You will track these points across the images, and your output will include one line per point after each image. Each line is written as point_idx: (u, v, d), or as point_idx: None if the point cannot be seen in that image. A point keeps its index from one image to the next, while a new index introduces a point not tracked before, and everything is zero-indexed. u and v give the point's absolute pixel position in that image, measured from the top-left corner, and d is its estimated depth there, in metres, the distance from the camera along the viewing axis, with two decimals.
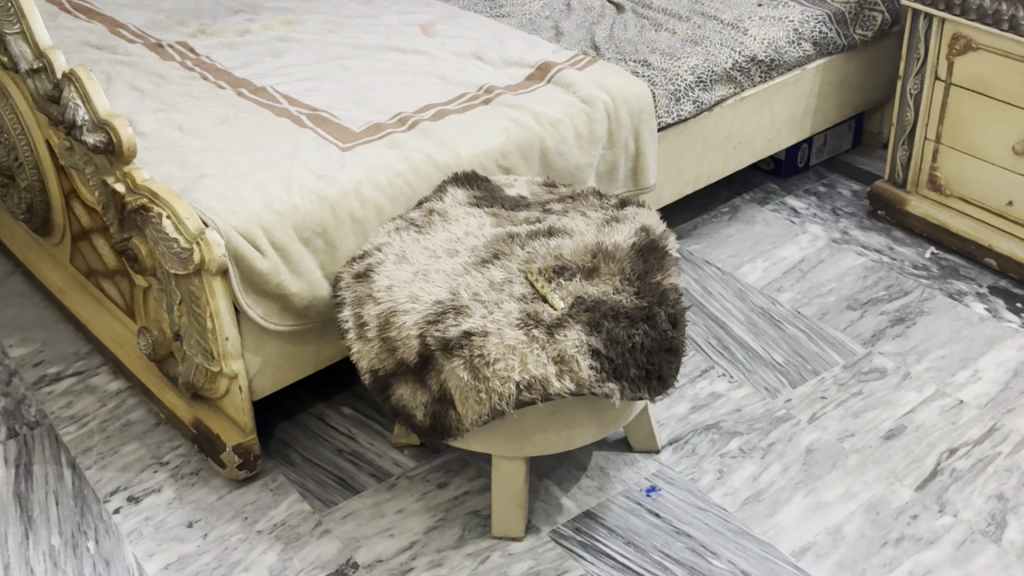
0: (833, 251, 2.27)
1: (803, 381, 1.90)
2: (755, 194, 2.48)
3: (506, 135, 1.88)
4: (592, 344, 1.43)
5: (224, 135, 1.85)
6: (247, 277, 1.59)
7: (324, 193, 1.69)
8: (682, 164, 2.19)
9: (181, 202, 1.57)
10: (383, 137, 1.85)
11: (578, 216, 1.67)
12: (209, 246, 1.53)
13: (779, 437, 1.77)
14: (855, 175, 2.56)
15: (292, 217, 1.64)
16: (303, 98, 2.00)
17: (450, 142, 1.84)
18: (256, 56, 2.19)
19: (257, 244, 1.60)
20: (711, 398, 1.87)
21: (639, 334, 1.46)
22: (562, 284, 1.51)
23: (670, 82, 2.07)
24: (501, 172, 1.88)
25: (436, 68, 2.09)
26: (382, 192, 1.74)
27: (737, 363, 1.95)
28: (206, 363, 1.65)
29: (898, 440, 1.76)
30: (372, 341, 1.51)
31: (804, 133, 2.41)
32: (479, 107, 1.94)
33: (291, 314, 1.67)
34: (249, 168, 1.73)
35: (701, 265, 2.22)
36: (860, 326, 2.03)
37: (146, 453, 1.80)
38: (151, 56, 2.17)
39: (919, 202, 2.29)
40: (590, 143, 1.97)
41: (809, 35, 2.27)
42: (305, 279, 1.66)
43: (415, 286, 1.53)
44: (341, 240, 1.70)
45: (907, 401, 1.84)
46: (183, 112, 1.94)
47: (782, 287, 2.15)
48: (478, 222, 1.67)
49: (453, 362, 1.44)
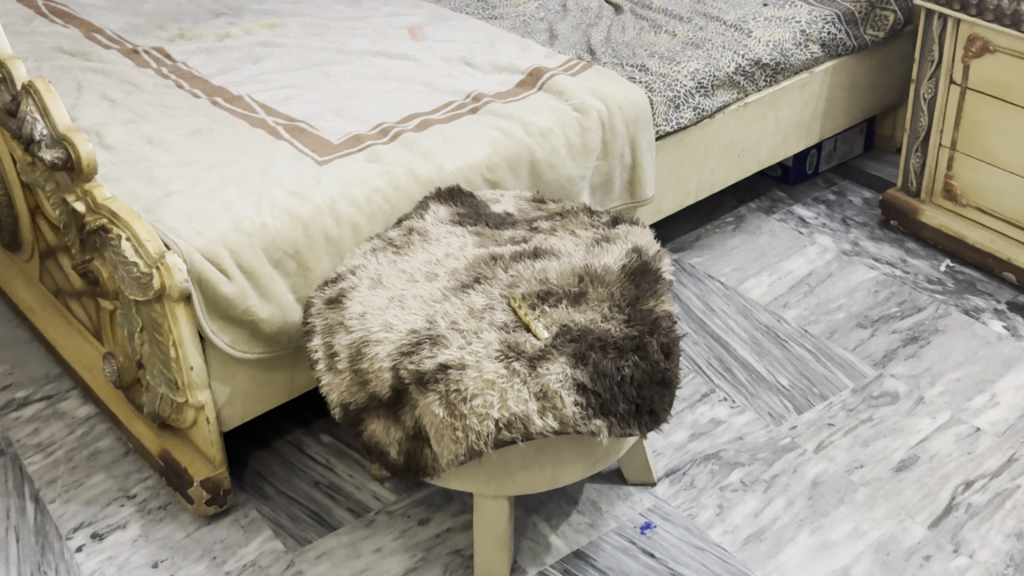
0: (843, 264, 2.15)
1: (810, 407, 1.79)
2: (761, 202, 2.37)
3: (493, 146, 1.77)
4: (577, 378, 1.33)
5: (195, 150, 1.76)
6: (212, 302, 1.50)
7: (296, 212, 1.59)
8: (683, 174, 2.07)
9: (141, 223, 1.48)
10: (363, 149, 1.75)
11: (566, 235, 1.56)
12: (170, 271, 1.44)
13: (783, 469, 1.66)
14: (866, 181, 2.44)
15: (262, 238, 1.55)
16: (281, 107, 1.90)
17: (433, 155, 1.73)
18: (234, 61, 2.09)
19: (223, 268, 1.50)
20: (711, 425, 1.76)
21: (629, 366, 1.36)
22: (547, 311, 1.41)
23: (669, 89, 1.96)
24: (488, 186, 1.77)
25: (423, 75, 1.99)
26: (358, 210, 1.64)
27: (740, 387, 1.84)
28: (171, 394, 1.55)
29: (910, 472, 1.65)
30: (343, 373, 1.41)
31: (812, 139, 2.29)
32: (465, 116, 1.84)
33: (260, 341, 1.57)
34: (218, 185, 1.63)
35: (703, 280, 2.12)
36: (871, 346, 1.92)
37: (113, 486, 1.71)
38: (125, 63, 2.07)
39: (935, 213, 2.17)
40: (582, 155, 1.86)
41: (816, 37, 2.15)
42: (274, 304, 1.56)
43: (389, 313, 1.43)
44: (314, 261, 1.60)
45: (920, 429, 1.73)
46: (155, 123, 1.85)
47: (788, 303, 2.04)
48: (460, 242, 1.57)
49: (427, 398, 1.33)
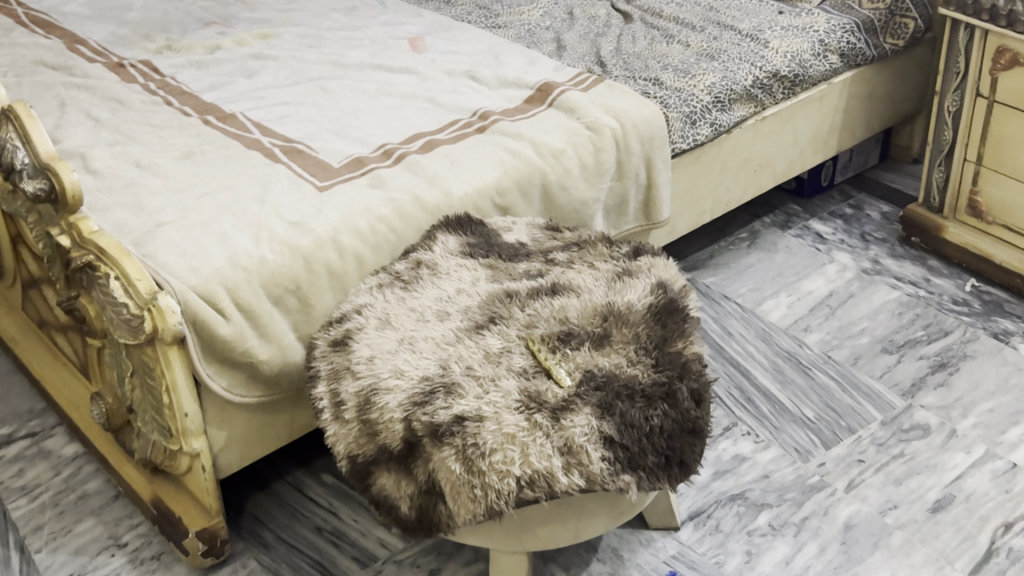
0: (864, 284, 2.06)
1: (838, 442, 1.70)
2: (775, 216, 2.28)
3: (504, 169, 1.67)
4: (604, 431, 1.24)
5: (187, 175, 1.66)
6: (208, 344, 1.40)
7: (297, 244, 1.49)
8: (699, 192, 1.98)
9: (132, 261, 1.38)
10: (365, 173, 1.65)
11: (584, 268, 1.47)
12: (163, 313, 1.34)
13: (813, 511, 1.58)
14: (884, 194, 2.35)
15: (260, 273, 1.45)
16: (277, 126, 1.80)
17: (440, 179, 1.63)
18: (226, 76, 1.98)
19: (219, 307, 1.40)
20: (735, 462, 1.67)
21: (658, 416, 1.27)
22: (569, 355, 1.32)
23: (685, 104, 1.87)
24: (498, 212, 1.67)
25: (425, 90, 1.89)
26: (362, 240, 1.54)
27: (763, 420, 1.75)
28: (164, 441, 1.46)
29: (946, 513, 1.56)
30: (350, 424, 1.32)
31: (830, 152, 2.20)
32: (472, 136, 1.74)
33: (259, 384, 1.47)
34: (212, 216, 1.53)
35: (719, 301, 2.03)
36: (897, 374, 1.83)
37: (103, 533, 1.61)
38: (110, 78, 1.97)
39: (959, 230, 2.09)
40: (596, 176, 1.75)
41: (835, 46, 2.06)
42: (274, 344, 1.46)
43: (399, 358, 1.33)
44: (316, 297, 1.50)
45: (954, 465, 1.65)
46: (143, 144, 1.74)
47: (809, 327, 1.95)
48: (471, 276, 1.47)
49: (443, 452, 1.24)
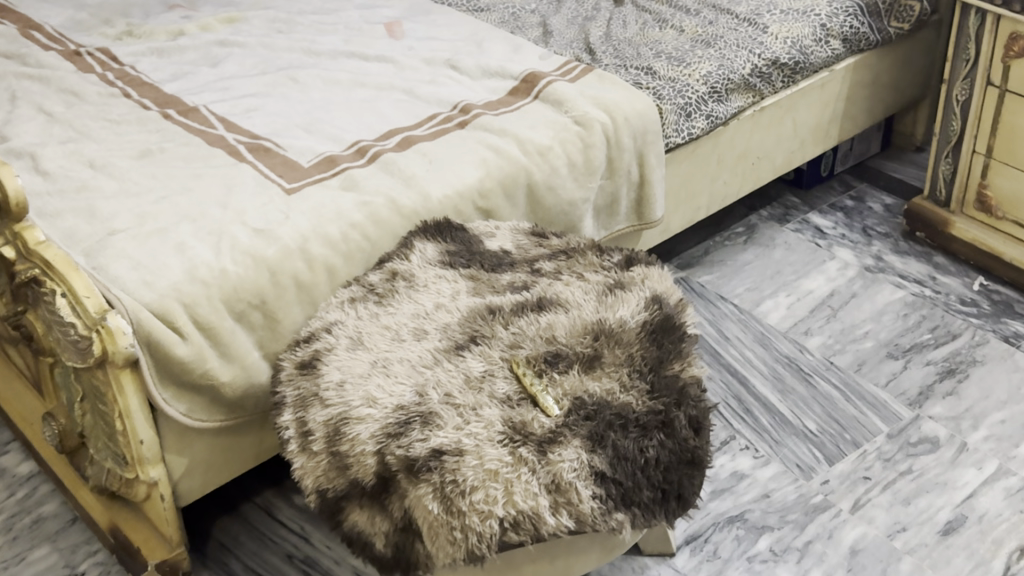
0: (867, 282, 1.96)
1: (842, 457, 1.60)
2: (773, 209, 2.18)
3: (485, 169, 1.56)
4: (595, 466, 1.14)
5: (144, 177, 1.54)
6: (164, 367, 1.29)
7: (262, 255, 1.37)
8: (694, 188, 1.87)
9: (80, 276, 1.26)
10: (337, 174, 1.53)
11: (573, 280, 1.36)
12: (113, 335, 1.23)
13: (817, 534, 1.48)
14: (886, 184, 2.24)
15: (221, 288, 1.33)
16: (243, 120, 1.68)
17: (418, 180, 1.52)
18: (190, 64, 1.86)
19: (176, 326, 1.29)
20: (733, 480, 1.57)
21: (653, 447, 1.17)
22: (556, 380, 1.21)
23: (679, 95, 1.75)
24: (480, 216, 1.56)
25: (402, 81, 1.77)
26: (333, 249, 1.43)
27: (763, 433, 1.65)
28: (119, 469, 1.35)
29: (957, 537, 1.47)
30: (318, 456, 1.21)
31: (830, 142, 2.09)
32: (452, 132, 1.62)
33: (221, 408, 1.37)
34: (170, 224, 1.42)
35: (715, 302, 1.92)
36: (904, 382, 1.73)
37: (59, 561, 1.51)
38: (65, 68, 1.84)
39: (967, 225, 1.98)
40: (585, 175, 1.64)
41: (838, 31, 1.94)
42: (237, 364, 1.35)
43: (372, 383, 1.22)
44: (283, 312, 1.39)
45: (965, 483, 1.55)
46: (98, 142, 1.62)
47: (810, 330, 1.85)
48: (451, 288, 1.36)
49: (419, 489, 1.13)
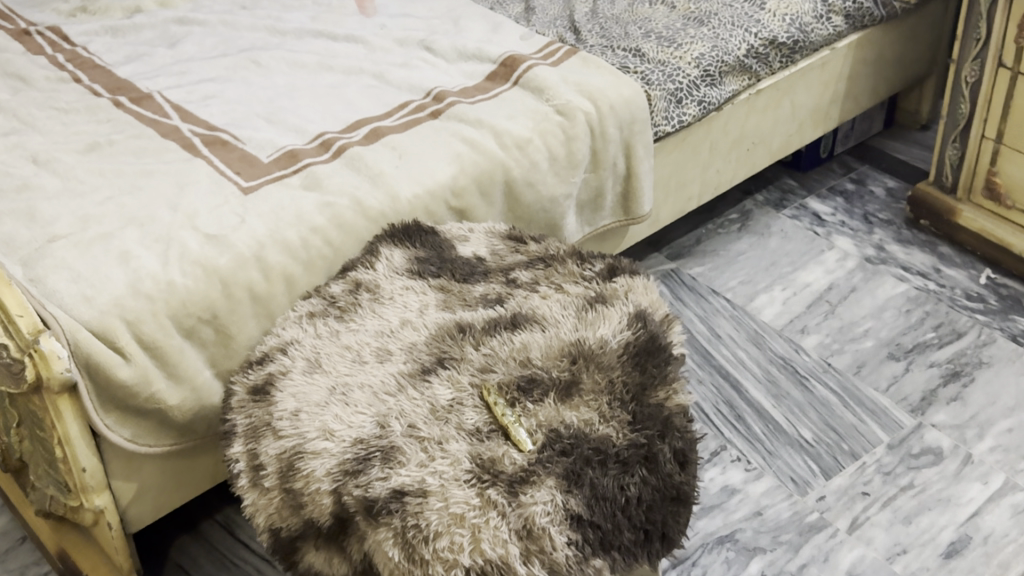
0: (867, 275, 1.86)
1: (839, 470, 1.51)
2: (769, 194, 2.07)
3: (459, 164, 1.44)
4: (571, 509, 1.04)
5: (91, 174, 1.42)
6: (105, 390, 1.19)
7: (213, 264, 1.27)
8: (684, 177, 1.75)
9: (11, 292, 1.13)
10: (298, 171, 1.42)
11: (551, 292, 1.25)
12: (47, 359, 1.12)
13: (812, 557, 1.39)
14: (888, 166, 2.13)
15: (168, 303, 1.23)
16: (200, 109, 1.56)
17: (386, 177, 1.41)
18: (146, 45, 1.75)
19: (117, 346, 1.19)
20: (723, 496, 1.48)
21: (635, 485, 1.07)
22: (530, 410, 1.11)
23: (669, 80, 1.63)
24: (453, 216, 1.45)
25: (372, 64, 1.65)
26: (292, 257, 1.32)
27: (756, 442, 1.56)
28: (62, 497, 1.25)
29: (961, 560, 1.37)
30: (271, 493, 1.11)
31: (830, 124, 1.97)
32: (424, 123, 1.51)
33: (171, 430, 1.27)
34: (116, 228, 1.31)
35: (706, 297, 1.82)
36: (906, 386, 1.64)
37: None
38: (13, 49, 1.72)
39: (973, 214, 1.87)
40: (567, 168, 1.53)
41: (840, 6, 1.81)
42: (186, 385, 1.25)
43: (329, 413, 1.12)
44: (237, 326, 1.29)
45: (970, 500, 1.46)
46: (43, 133, 1.51)
47: (807, 327, 1.75)
48: (419, 301, 1.26)
49: (379, 534, 1.03)
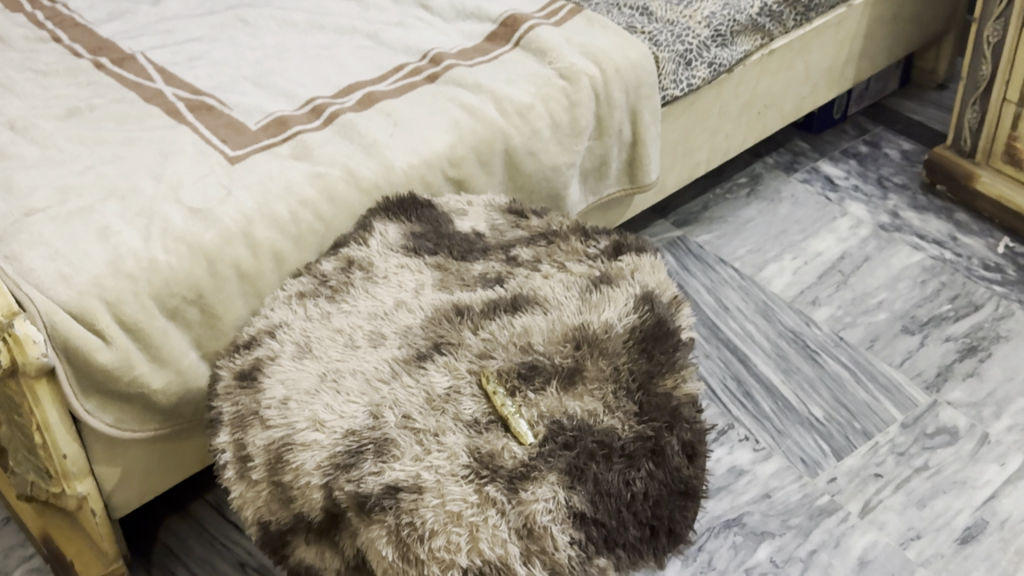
0: (881, 243, 1.79)
1: (851, 450, 1.46)
2: (779, 157, 2.00)
3: (457, 132, 1.37)
4: (574, 506, 0.98)
5: (70, 141, 1.34)
6: (84, 374, 1.13)
7: (198, 241, 1.20)
8: (693, 142, 1.68)
9: None
10: (288, 139, 1.35)
11: (554, 271, 1.19)
12: (21, 343, 1.05)
13: (823, 542, 1.34)
14: (903, 128, 2.06)
15: (151, 282, 1.16)
16: (185, 72, 1.49)
17: (379, 146, 1.34)
18: (129, 2, 1.68)
19: (97, 329, 1.12)
20: (731, 477, 1.43)
21: (641, 480, 1.01)
22: (531, 400, 1.05)
23: (678, 41, 1.55)
24: (451, 187, 1.38)
25: (366, 23, 1.58)
26: (281, 232, 1.26)
27: (765, 421, 1.51)
28: (43, 483, 1.20)
29: (977, 546, 1.33)
30: (259, 485, 1.06)
31: (844, 85, 1.90)
32: (420, 87, 1.44)
33: (156, 414, 1.22)
34: (96, 199, 1.23)
35: (714, 266, 1.76)
36: (920, 361, 1.58)
37: None
38: None
39: (992, 179, 1.81)
40: (570, 136, 1.46)
41: None
42: (171, 368, 1.20)
43: (319, 402, 1.06)
44: (224, 306, 1.23)
45: (987, 482, 1.41)
46: (20, 96, 1.43)
47: (818, 299, 1.69)
48: (414, 280, 1.20)
49: (372, 531, 0.97)
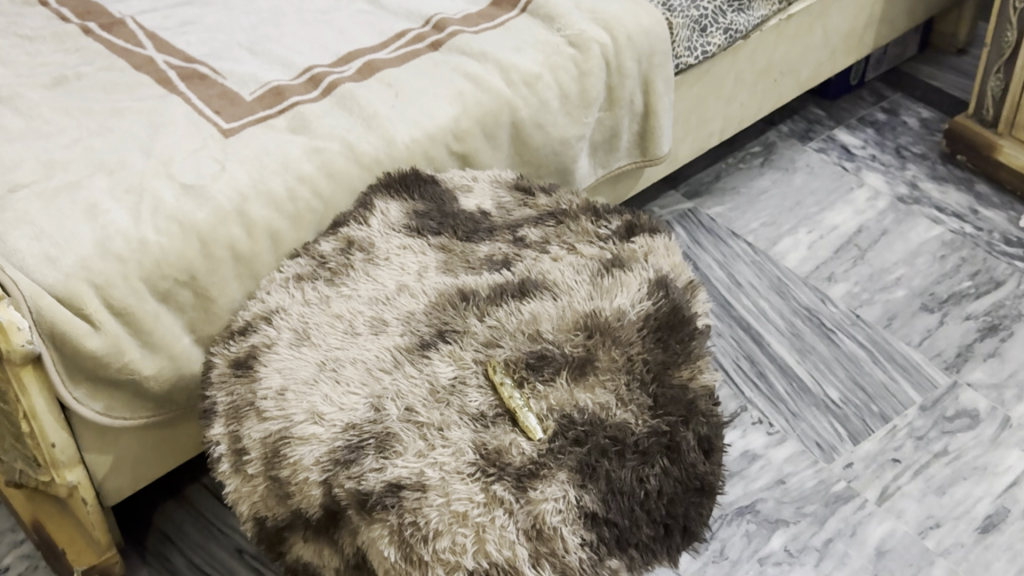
0: (899, 216, 1.73)
1: (868, 435, 1.41)
2: (794, 125, 1.94)
3: (462, 104, 1.31)
4: (585, 506, 0.93)
5: (56, 111, 1.27)
6: (73, 361, 1.08)
7: (190, 220, 1.14)
8: (706, 112, 1.62)
9: None
10: (285, 111, 1.29)
11: (564, 254, 1.14)
12: (5, 331, 1.00)
13: (839, 531, 1.30)
14: (922, 95, 1.99)
15: (142, 263, 1.11)
16: (177, 38, 1.42)
17: (381, 119, 1.27)
18: None
19: (86, 314, 1.07)
20: (744, 463, 1.39)
21: (655, 477, 0.97)
22: (539, 391, 1.00)
23: (693, 6, 1.49)
24: (455, 161, 1.32)
25: None
26: (278, 210, 1.20)
27: (779, 403, 1.46)
28: (31, 472, 1.16)
29: (998, 535, 1.28)
30: (256, 480, 1.02)
31: (863, 50, 1.83)
32: (422, 56, 1.37)
33: (148, 401, 1.17)
34: (83, 174, 1.17)
35: (726, 240, 1.70)
36: (939, 341, 1.53)
37: None
38: None
39: (1015, 150, 1.74)
40: (580, 108, 1.40)
41: None
42: (163, 354, 1.15)
43: (318, 394, 1.01)
44: (219, 289, 1.18)
45: (1008, 468, 1.36)
46: (4, 63, 1.36)
47: (834, 274, 1.64)
48: (417, 262, 1.15)
49: (374, 531, 0.92)
